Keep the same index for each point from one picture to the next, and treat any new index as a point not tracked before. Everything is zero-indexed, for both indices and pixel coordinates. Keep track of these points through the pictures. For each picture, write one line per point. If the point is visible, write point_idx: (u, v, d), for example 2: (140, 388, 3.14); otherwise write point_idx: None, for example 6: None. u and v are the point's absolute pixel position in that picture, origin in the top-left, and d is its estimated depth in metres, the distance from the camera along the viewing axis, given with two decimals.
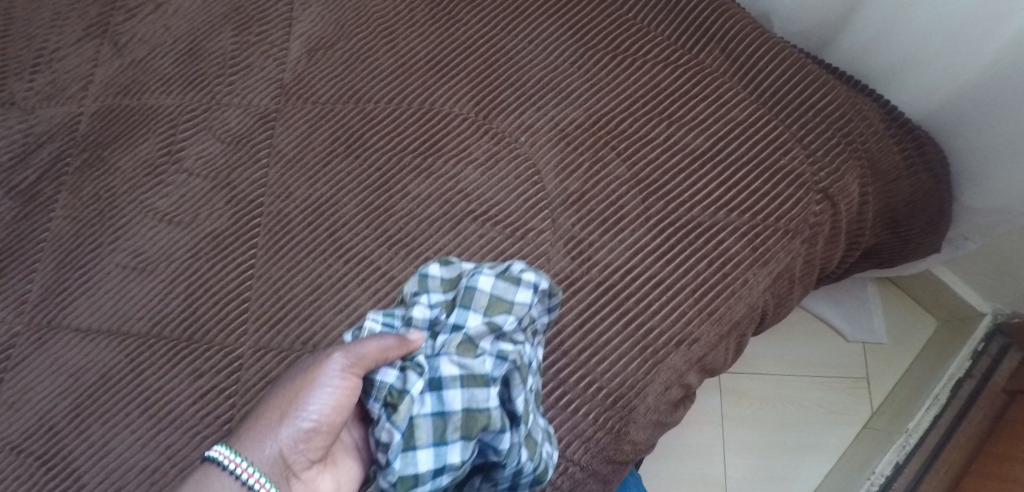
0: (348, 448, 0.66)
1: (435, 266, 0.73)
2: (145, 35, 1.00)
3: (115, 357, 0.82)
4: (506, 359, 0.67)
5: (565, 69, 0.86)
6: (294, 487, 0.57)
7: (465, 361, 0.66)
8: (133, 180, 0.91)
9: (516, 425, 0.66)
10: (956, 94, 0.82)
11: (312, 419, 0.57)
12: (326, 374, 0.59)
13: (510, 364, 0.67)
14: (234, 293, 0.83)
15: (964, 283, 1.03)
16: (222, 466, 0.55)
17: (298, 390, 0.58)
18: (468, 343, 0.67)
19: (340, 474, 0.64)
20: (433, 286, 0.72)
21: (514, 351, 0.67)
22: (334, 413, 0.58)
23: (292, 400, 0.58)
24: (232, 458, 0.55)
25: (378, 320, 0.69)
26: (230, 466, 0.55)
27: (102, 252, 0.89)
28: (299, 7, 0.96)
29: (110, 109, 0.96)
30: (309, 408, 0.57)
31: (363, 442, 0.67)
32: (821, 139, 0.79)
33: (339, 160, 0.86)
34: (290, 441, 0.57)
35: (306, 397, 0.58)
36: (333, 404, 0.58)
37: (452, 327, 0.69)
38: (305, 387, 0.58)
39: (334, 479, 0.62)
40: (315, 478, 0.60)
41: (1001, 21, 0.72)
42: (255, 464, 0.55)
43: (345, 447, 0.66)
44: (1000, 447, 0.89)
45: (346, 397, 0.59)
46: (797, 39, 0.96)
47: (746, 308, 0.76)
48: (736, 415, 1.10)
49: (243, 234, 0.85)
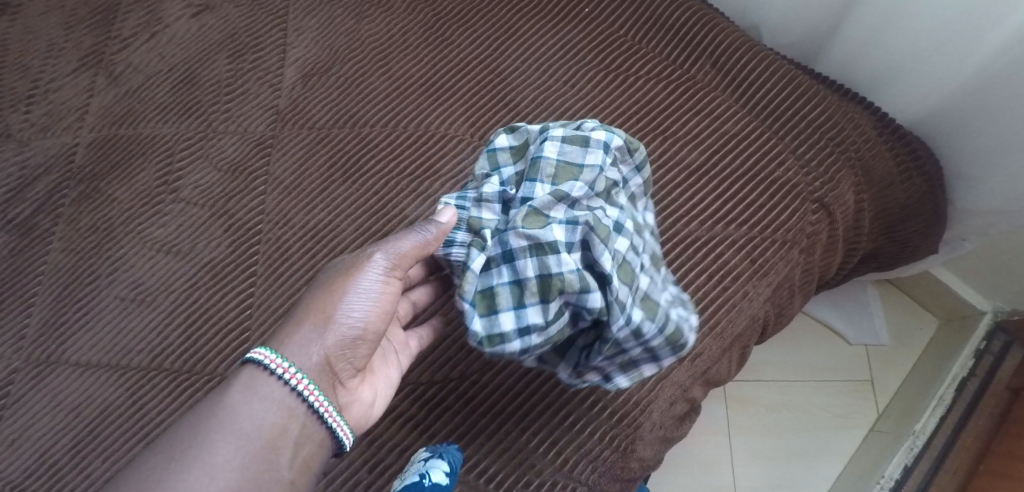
0: (381, 354, 0.70)
1: (502, 137, 0.74)
2: (140, 63, 1.00)
3: (117, 391, 0.82)
4: (576, 225, 0.66)
5: (560, 88, 0.86)
6: (339, 389, 0.62)
7: (533, 230, 0.65)
8: (131, 210, 0.91)
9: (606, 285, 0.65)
10: (946, 100, 0.83)
11: (356, 325, 0.61)
12: (365, 278, 0.62)
13: (584, 227, 0.66)
14: (234, 323, 0.82)
15: (962, 282, 1.03)
16: (268, 371, 0.58)
17: (341, 296, 0.61)
18: (536, 213, 0.67)
19: (376, 382, 0.68)
20: (503, 159, 0.73)
21: (586, 215, 0.67)
22: (374, 317, 0.62)
23: (335, 303, 0.61)
24: (278, 363, 0.58)
25: (451, 200, 0.71)
26: (278, 370, 0.58)
27: (100, 284, 0.88)
28: (293, 33, 0.96)
29: (107, 139, 0.96)
30: (351, 311, 0.61)
31: (394, 347, 0.71)
32: (815, 149, 0.79)
33: (336, 186, 0.86)
34: (336, 346, 0.60)
35: (347, 301, 0.61)
36: (375, 308, 0.62)
37: (521, 199, 0.68)
38: (349, 291, 0.62)
39: (372, 384, 0.67)
40: (356, 384, 0.64)
41: (988, 29, 0.73)
42: (302, 369, 0.59)
43: (379, 352, 0.70)
44: (1008, 448, 0.90)
45: (385, 299, 0.63)
46: (788, 49, 0.97)
47: (747, 320, 0.76)
48: (743, 423, 1.09)
49: (242, 262, 0.85)
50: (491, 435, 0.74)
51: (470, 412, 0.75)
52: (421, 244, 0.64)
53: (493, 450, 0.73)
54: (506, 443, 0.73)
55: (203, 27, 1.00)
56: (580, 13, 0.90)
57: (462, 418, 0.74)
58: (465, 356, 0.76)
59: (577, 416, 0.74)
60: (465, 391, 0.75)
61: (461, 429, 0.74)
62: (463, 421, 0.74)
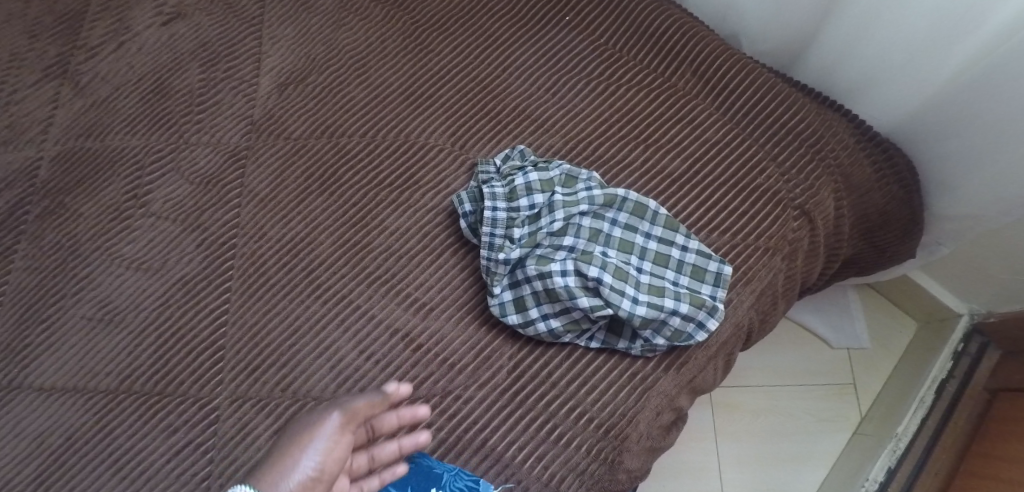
0: None
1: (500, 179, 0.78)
2: (107, 74, 0.96)
3: (85, 415, 0.78)
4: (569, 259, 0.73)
5: (542, 96, 0.86)
6: None
7: (538, 267, 0.74)
8: (98, 226, 0.88)
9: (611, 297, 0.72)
10: (922, 107, 0.84)
11: (309, 468, 0.56)
12: (327, 427, 0.58)
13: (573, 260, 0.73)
14: (208, 342, 0.79)
15: (940, 285, 1.05)
16: None
17: (299, 437, 0.57)
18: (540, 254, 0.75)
19: None
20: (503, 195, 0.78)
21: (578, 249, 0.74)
22: (331, 463, 0.57)
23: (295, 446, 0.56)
24: None
25: (469, 233, 0.79)
26: None
27: (65, 304, 0.85)
28: (268, 42, 0.94)
29: (72, 152, 0.92)
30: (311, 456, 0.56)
31: None
32: (795, 157, 0.79)
33: (312, 198, 0.84)
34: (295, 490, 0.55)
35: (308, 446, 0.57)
36: (328, 456, 0.57)
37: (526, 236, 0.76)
38: (305, 437, 0.57)
39: None
40: None
41: (960, 38, 0.74)
42: None
43: None
44: (986, 447, 0.89)
45: (341, 451, 0.58)
46: (766, 57, 0.98)
47: (732, 327, 0.76)
48: (729, 428, 1.09)
49: (215, 278, 0.82)
50: (476, 451, 0.72)
51: (454, 428, 0.73)
52: (371, 400, 0.60)
53: (477, 467, 0.72)
54: (491, 458, 0.72)
55: (173, 35, 0.97)
56: (561, 21, 0.90)
57: (446, 434, 0.73)
58: (447, 370, 0.75)
59: (563, 429, 0.72)
60: (448, 407, 0.73)
61: (444, 445, 0.72)
62: (447, 437, 0.72)
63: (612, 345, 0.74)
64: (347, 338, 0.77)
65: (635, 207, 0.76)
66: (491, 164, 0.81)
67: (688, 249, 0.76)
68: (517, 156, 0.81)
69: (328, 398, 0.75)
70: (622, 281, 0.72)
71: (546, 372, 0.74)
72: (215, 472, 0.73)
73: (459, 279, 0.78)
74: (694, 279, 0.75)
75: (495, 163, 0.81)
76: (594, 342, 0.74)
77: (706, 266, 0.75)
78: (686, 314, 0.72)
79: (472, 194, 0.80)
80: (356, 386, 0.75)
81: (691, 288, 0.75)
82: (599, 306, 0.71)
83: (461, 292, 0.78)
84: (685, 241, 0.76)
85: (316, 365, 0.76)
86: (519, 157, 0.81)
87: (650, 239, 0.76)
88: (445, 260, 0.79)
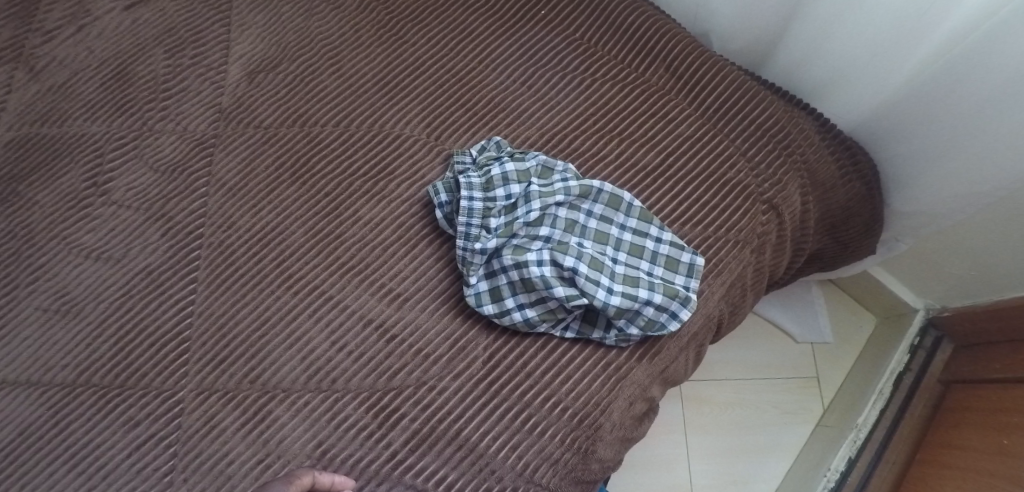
0: None
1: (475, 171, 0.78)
2: (65, 58, 0.93)
3: (37, 411, 0.75)
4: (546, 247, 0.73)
5: (518, 90, 0.86)
6: None
7: (515, 257, 0.74)
8: (53, 215, 0.84)
9: (586, 285, 0.72)
10: (882, 108, 0.87)
11: None
12: None
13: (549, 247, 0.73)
14: (173, 334, 0.77)
15: (897, 281, 1.08)
16: None
17: None
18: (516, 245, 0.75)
19: None
20: (478, 185, 0.77)
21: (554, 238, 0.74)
22: None
23: None
24: None
25: (442, 221, 0.78)
26: None
27: (18, 295, 0.81)
28: (236, 29, 0.92)
29: (28, 137, 0.89)
30: None
31: None
32: (763, 153, 0.81)
33: (284, 188, 0.83)
34: None
35: None
36: None
37: (501, 227, 0.76)
38: None
39: None
40: None
41: (916, 41, 0.78)
42: None
43: None
44: (939, 436, 0.92)
45: None
46: (736, 56, 1.00)
47: (703, 318, 0.77)
48: (697, 421, 1.11)
49: (180, 268, 0.80)
50: (450, 442, 0.71)
51: (428, 420, 0.72)
52: None
53: (451, 457, 0.71)
54: (466, 449, 0.71)
55: (137, 20, 0.94)
56: (536, 15, 0.90)
57: (420, 425, 0.72)
58: (422, 361, 0.74)
59: (538, 419, 0.72)
60: (422, 398, 0.72)
61: (418, 435, 0.72)
62: (420, 428, 0.72)
63: (587, 335, 0.74)
64: (319, 329, 0.76)
65: (610, 198, 0.77)
66: (467, 154, 0.81)
67: (662, 240, 0.77)
68: (493, 148, 0.81)
69: (298, 390, 0.73)
70: (598, 271, 0.73)
71: (522, 363, 0.73)
72: (178, 466, 0.71)
73: (435, 269, 0.78)
74: (668, 270, 0.76)
75: (471, 154, 0.81)
76: (569, 332, 0.74)
77: (679, 257, 0.76)
78: (659, 304, 0.73)
79: (448, 184, 0.79)
80: (328, 378, 0.74)
81: (666, 279, 0.75)
82: (575, 295, 0.72)
83: (437, 283, 0.77)
84: (658, 233, 0.77)
85: (285, 356, 0.75)
86: (495, 148, 0.81)
87: (625, 230, 0.77)
88: (420, 251, 0.78)
